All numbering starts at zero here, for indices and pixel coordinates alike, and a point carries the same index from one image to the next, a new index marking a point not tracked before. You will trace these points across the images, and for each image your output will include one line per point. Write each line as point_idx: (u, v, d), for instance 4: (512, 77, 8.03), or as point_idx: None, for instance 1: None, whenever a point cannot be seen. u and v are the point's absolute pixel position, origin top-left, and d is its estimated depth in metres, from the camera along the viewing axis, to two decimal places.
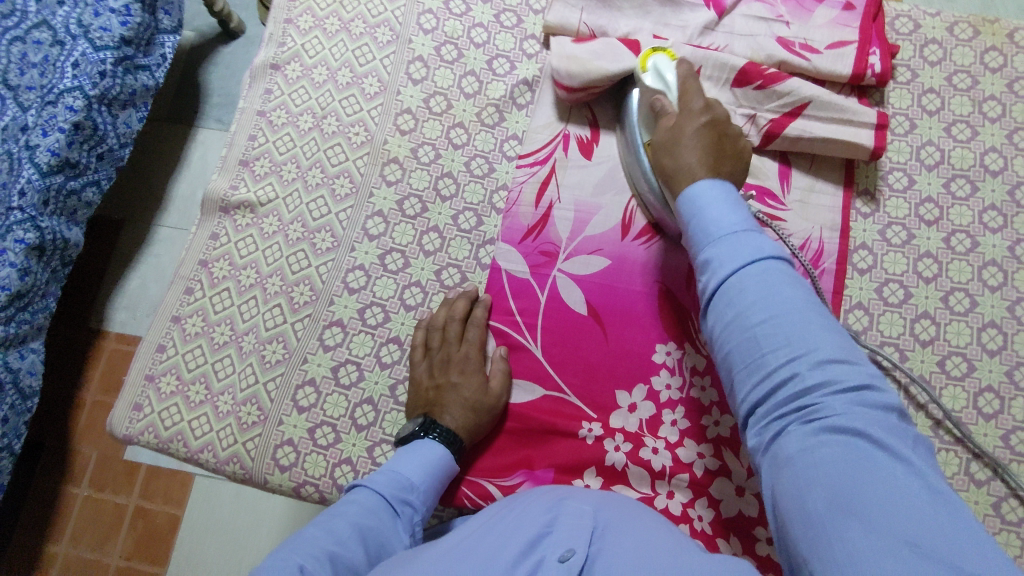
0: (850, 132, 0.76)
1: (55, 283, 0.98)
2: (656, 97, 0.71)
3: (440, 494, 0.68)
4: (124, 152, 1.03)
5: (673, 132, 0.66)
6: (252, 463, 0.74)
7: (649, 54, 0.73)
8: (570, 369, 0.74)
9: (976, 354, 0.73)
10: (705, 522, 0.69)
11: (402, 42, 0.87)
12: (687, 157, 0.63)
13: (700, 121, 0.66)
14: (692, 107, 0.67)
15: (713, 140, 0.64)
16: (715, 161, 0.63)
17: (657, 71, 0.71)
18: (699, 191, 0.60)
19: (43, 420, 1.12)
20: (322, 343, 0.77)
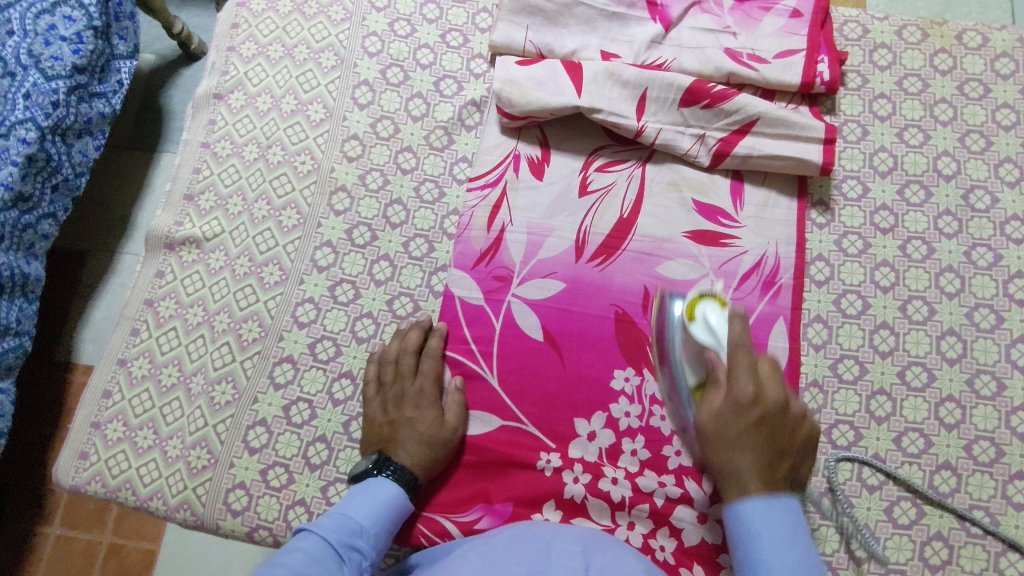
0: (799, 148, 0.75)
1: (29, 322, 0.96)
2: (707, 353, 0.66)
3: (391, 537, 0.66)
4: (79, 181, 1.00)
5: (718, 423, 0.63)
6: (204, 509, 0.72)
7: (694, 301, 0.68)
8: (528, 398, 0.73)
9: (936, 364, 0.72)
10: (667, 552, 0.68)
11: (347, 67, 0.86)
12: (739, 459, 0.62)
13: (746, 390, 0.63)
14: (739, 397, 0.63)
15: (765, 436, 0.62)
16: (766, 469, 0.61)
17: (707, 327, 0.66)
18: (754, 509, 0.59)
19: (12, 463, 1.09)
20: (273, 381, 0.75)
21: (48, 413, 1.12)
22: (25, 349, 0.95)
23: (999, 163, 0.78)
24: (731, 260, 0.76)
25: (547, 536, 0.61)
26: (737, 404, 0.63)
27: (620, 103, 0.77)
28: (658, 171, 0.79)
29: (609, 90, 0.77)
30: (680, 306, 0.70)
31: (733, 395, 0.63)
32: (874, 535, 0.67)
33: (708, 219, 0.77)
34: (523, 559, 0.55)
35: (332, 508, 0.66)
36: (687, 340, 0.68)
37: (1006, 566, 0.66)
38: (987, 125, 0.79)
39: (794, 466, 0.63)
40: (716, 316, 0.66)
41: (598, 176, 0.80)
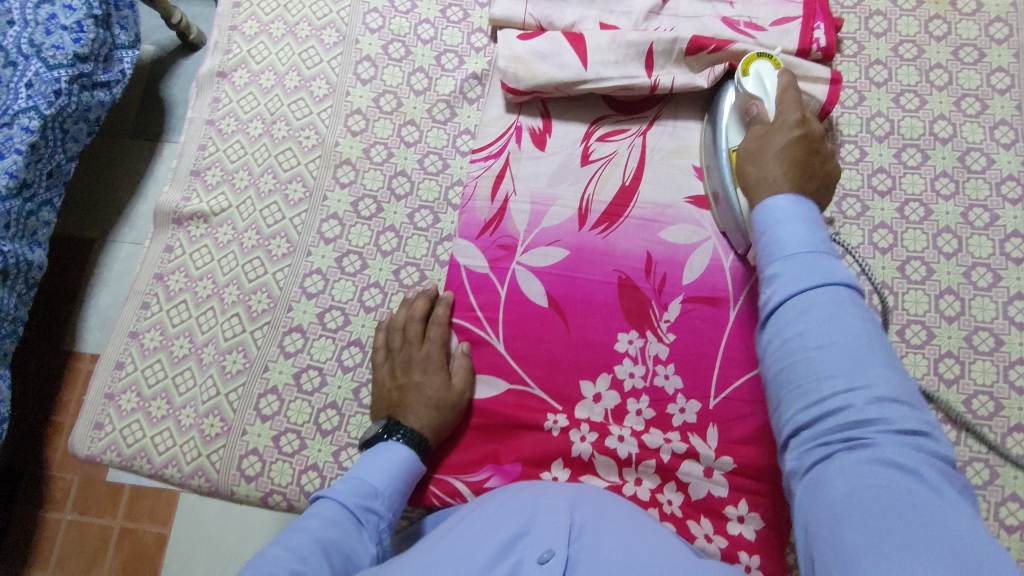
0: (806, 88, 0.76)
1: (23, 307, 0.97)
2: (750, 103, 0.70)
3: (407, 498, 0.67)
4: (72, 164, 1.01)
5: (761, 142, 0.65)
6: (218, 475, 0.73)
7: (752, 59, 0.72)
8: (534, 362, 0.74)
9: (935, 322, 0.73)
10: (674, 506, 0.69)
11: (349, 43, 0.87)
12: (768, 165, 0.62)
13: (790, 111, 0.66)
14: (784, 119, 0.65)
15: (803, 148, 0.63)
16: (799, 165, 0.61)
17: (758, 76, 0.71)
18: (778, 206, 0.53)
19: (20, 447, 1.11)
20: (283, 350, 0.76)
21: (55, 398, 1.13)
22: (16, 335, 0.97)
23: (994, 126, 0.79)
24: None
25: (539, 493, 0.62)
26: (775, 124, 0.66)
27: (627, 63, 0.78)
28: (659, 139, 0.80)
29: (615, 52, 0.78)
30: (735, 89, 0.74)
31: (772, 120, 0.66)
32: None
33: None
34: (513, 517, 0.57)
35: (348, 471, 0.67)
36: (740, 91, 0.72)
37: (1005, 516, 0.67)
38: (982, 89, 0.80)
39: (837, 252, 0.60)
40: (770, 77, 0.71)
41: (600, 146, 0.81)
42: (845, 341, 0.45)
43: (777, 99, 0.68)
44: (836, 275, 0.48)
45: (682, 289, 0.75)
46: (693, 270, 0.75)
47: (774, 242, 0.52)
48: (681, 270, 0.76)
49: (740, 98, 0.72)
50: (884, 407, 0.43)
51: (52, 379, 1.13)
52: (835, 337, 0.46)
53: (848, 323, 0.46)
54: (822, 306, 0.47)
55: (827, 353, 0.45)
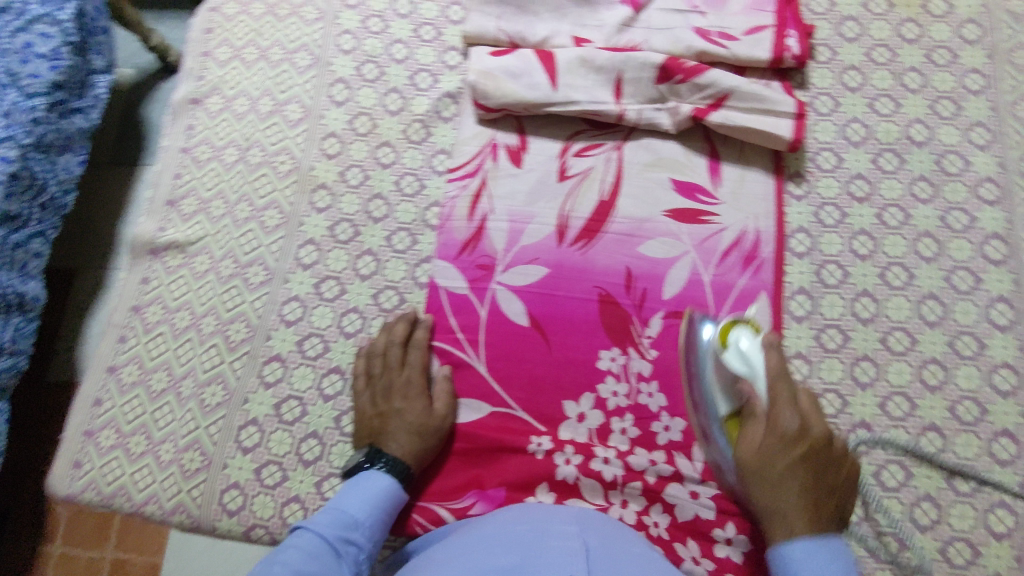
0: (770, 122, 0.76)
1: (25, 342, 0.95)
2: (739, 381, 0.64)
3: (387, 529, 0.66)
4: (66, 198, 1.00)
5: (763, 458, 0.60)
6: (199, 510, 0.72)
7: (727, 327, 0.66)
8: (516, 383, 0.73)
9: (917, 328, 0.73)
10: (661, 529, 0.68)
11: (322, 65, 0.86)
12: (785, 504, 0.58)
13: (792, 416, 0.60)
14: (786, 429, 0.60)
15: (809, 462, 0.59)
16: (811, 501, 0.58)
17: (742, 356, 0.64)
18: (807, 552, 0.56)
19: (11, 485, 1.10)
20: (262, 380, 0.75)
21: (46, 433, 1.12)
22: (17, 367, 0.95)
23: (970, 127, 0.79)
24: (711, 236, 0.76)
25: (542, 519, 0.61)
26: (784, 442, 0.60)
27: (597, 89, 0.78)
28: (635, 153, 0.80)
29: (584, 77, 0.78)
30: (711, 330, 0.68)
31: (780, 436, 0.60)
32: (864, 500, 0.68)
33: (686, 197, 0.78)
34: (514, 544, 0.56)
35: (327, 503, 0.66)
36: (717, 364, 0.65)
37: (994, 524, 0.67)
38: (957, 90, 0.80)
39: (839, 504, 0.60)
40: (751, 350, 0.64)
41: (576, 162, 0.80)
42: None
43: (770, 383, 0.62)
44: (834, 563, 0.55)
45: (662, 304, 0.75)
46: (673, 284, 0.75)
47: None
48: (661, 285, 0.75)
49: (720, 369, 0.65)
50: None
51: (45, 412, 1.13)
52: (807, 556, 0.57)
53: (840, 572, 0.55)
54: (815, 559, 0.55)
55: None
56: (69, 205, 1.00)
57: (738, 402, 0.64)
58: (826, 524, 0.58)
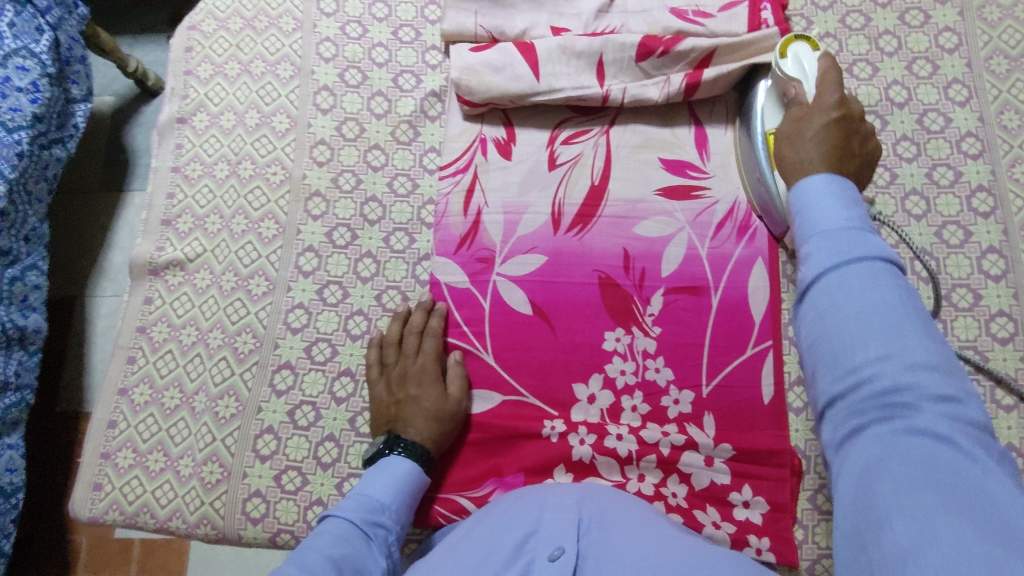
0: (763, 68, 0.77)
1: (29, 374, 0.96)
2: (790, 86, 0.70)
3: (413, 509, 0.68)
4: (44, 227, 1.01)
5: (797, 125, 0.64)
6: (223, 521, 0.73)
7: (790, 41, 0.71)
8: (524, 371, 0.74)
9: (913, 284, 0.74)
10: (680, 498, 0.69)
11: (304, 74, 0.87)
12: (805, 154, 0.61)
13: (825, 93, 0.64)
14: (825, 102, 0.64)
15: (840, 127, 0.62)
16: (840, 151, 0.61)
17: (795, 61, 0.70)
18: (847, 277, 0.43)
19: (35, 517, 1.10)
20: (274, 389, 0.76)
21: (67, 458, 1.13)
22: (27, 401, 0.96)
23: (948, 85, 0.80)
24: (704, 211, 0.78)
25: (545, 492, 0.62)
26: (824, 108, 0.64)
27: (579, 75, 0.79)
28: (623, 136, 0.81)
29: (565, 65, 0.79)
30: (767, 83, 0.75)
31: (798, 119, 0.65)
32: None
33: (677, 173, 0.79)
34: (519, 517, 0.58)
35: (353, 489, 0.68)
36: (778, 77, 0.71)
37: None
38: (932, 50, 0.82)
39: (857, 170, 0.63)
40: (805, 58, 0.69)
41: (565, 149, 0.81)
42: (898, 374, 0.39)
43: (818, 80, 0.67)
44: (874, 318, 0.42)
45: (662, 281, 0.76)
46: (671, 261, 0.76)
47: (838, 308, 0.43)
48: (659, 263, 0.76)
49: (776, 85, 0.72)
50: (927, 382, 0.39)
51: (62, 443, 1.13)
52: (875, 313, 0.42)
53: (886, 298, 0.42)
54: (859, 281, 0.43)
55: (863, 331, 0.42)
56: (47, 233, 1.01)
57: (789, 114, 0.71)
58: (844, 166, 0.60)
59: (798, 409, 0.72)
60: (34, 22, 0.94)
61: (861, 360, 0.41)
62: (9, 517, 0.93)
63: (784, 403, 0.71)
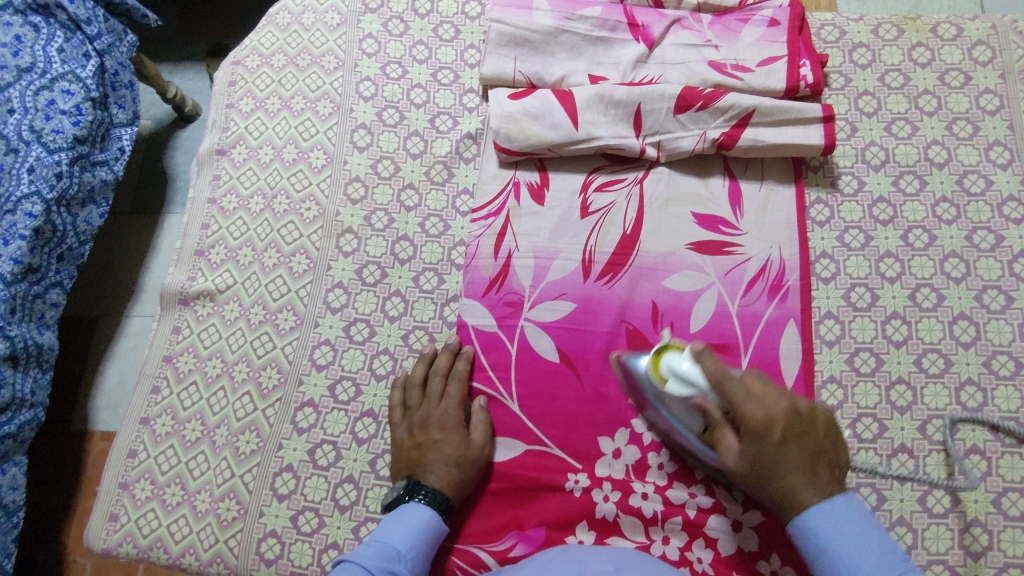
0: (800, 133, 0.77)
1: (43, 392, 0.97)
2: (694, 401, 0.64)
3: (432, 557, 0.66)
4: (84, 248, 1.02)
5: (759, 463, 0.61)
6: (237, 560, 0.71)
7: (658, 357, 0.67)
8: (549, 421, 0.73)
9: (951, 349, 0.72)
10: (705, 564, 0.67)
11: (343, 112, 0.88)
12: (791, 478, 0.60)
13: (760, 410, 0.60)
14: (755, 429, 0.61)
15: (792, 436, 0.61)
16: (813, 466, 0.61)
17: (681, 379, 0.64)
18: (823, 511, 0.59)
19: (36, 538, 1.10)
20: (296, 426, 0.75)
21: (80, 473, 1.12)
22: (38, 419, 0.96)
23: (989, 147, 0.79)
24: (735, 267, 0.77)
25: (581, 557, 0.61)
26: (758, 437, 0.61)
27: (618, 123, 0.79)
28: (657, 187, 0.81)
29: (603, 113, 0.79)
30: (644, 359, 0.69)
31: (753, 432, 0.61)
32: (910, 527, 0.67)
33: (709, 229, 0.79)
34: None
35: (372, 535, 0.68)
36: (667, 398, 0.67)
37: None
38: (973, 111, 0.81)
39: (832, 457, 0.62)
40: (683, 362, 0.64)
41: (598, 197, 0.81)
42: (878, 558, 0.56)
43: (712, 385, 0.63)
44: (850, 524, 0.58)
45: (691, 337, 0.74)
46: (701, 316, 0.75)
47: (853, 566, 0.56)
48: (689, 317, 0.75)
49: (676, 403, 0.66)
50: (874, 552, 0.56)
51: (71, 462, 1.13)
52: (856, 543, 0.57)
53: (863, 528, 0.58)
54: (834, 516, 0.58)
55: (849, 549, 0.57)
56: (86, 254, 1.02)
57: (704, 424, 0.65)
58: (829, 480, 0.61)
59: None
60: (82, 49, 0.97)
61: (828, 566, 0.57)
62: (10, 536, 0.92)
63: None
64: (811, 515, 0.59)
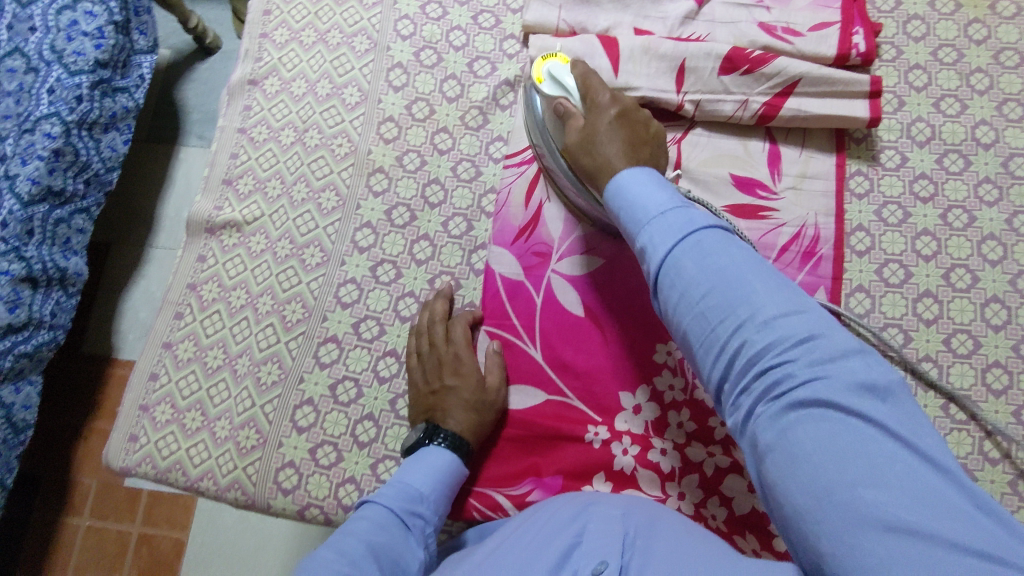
0: (845, 106, 0.76)
1: (65, 315, 0.97)
2: (558, 104, 0.70)
3: (452, 499, 0.67)
4: (110, 175, 1.02)
5: (587, 133, 0.66)
6: (255, 488, 0.72)
7: (544, 61, 0.72)
8: (572, 372, 0.73)
9: (981, 331, 0.72)
10: (719, 521, 0.68)
11: (380, 50, 0.86)
12: (611, 154, 0.63)
13: (606, 94, 0.67)
14: (599, 102, 0.67)
15: (626, 120, 0.66)
16: (636, 145, 0.65)
17: (556, 82, 0.71)
18: (632, 177, 0.58)
19: (39, 455, 1.10)
20: (318, 360, 0.75)
21: (92, 397, 1.13)
22: (59, 340, 0.96)
23: None
24: (770, 232, 0.76)
25: (591, 500, 0.61)
26: (597, 113, 0.66)
27: (659, 78, 0.77)
28: (695, 147, 0.79)
29: (646, 65, 0.77)
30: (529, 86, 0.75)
31: (596, 108, 0.67)
32: None
33: (746, 192, 0.77)
34: (562, 529, 0.56)
35: (395, 473, 0.68)
36: (542, 102, 0.72)
37: None
38: None
39: (654, 152, 0.67)
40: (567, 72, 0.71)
41: None
42: (680, 214, 0.54)
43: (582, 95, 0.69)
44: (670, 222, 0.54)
45: None
46: None
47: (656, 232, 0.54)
48: None
49: (546, 109, 0.72)
50: (808, 348, 0.46)
51: (84, 386, 1.13)
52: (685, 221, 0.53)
53: (671, 190, 0.57)
54: (645, 183, 0.57)
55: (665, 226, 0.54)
56: (112, 181, 1.02)
57: (563, 131, 0.70)
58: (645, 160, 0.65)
59: None
60: None
61: (651, 238, 0.54)
62: (14, 453, 0.92)
63: None
64: (620, 176, 0.59)
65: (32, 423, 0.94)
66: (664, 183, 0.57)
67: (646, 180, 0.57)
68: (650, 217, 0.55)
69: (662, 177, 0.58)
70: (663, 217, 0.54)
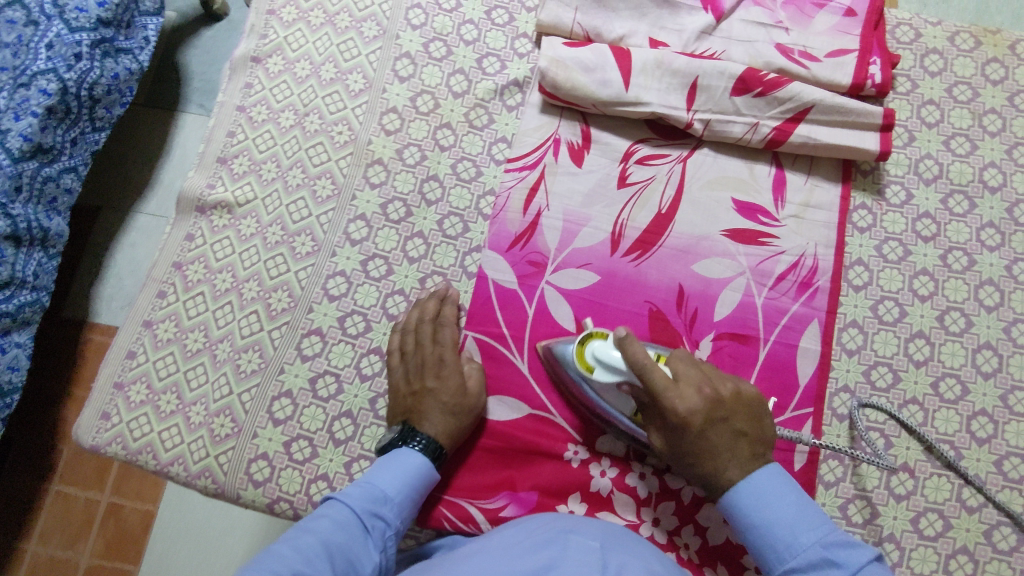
0: (855, 136, 0.75)
1: (47, 277, 0.94)
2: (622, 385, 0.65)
3: (418, 505, 0.66)
4: (99, 135, 0.98)
5: (687, 449, 0.62)
6: (225, 477, 0.71)
7: (583, 348, 0.67)
8: (556, 389, 0.72)
9: (970, 377, 0.72)
10: (691, 550, 0.67)
11: (389, 38, 0.84)
12: (722, 462, 0.61)
13: (677, 395, 0.61)
14: (677, 411, 0.61)
15: (716, 419, 0.61)
16: (738, 444, 0.61)
17: (607, 367, 0.64)
18: (748, 487, 0.60)
19: (28, 418, 1.08)
20: (300, 352, 0.74)
21: (72, 363, 1.10)
22: (42, 303, 0.94)
23: None
24: (768, 260, 0.75)
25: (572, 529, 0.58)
26: (677, 427, 0.61)
27: (670, 93, 0.76)
28: (700, 167, 0.78)
29: (658, 80, 0.76)
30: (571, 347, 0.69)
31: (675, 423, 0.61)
32: (899, 545, 0.67)
33: (747, 217, 0.76)
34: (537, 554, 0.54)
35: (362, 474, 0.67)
36: (599, 385, 0.67)
37: None
38: None
39: (756, 422, 0.63)
40: (611, 351, 0.64)
41: (638, 169, 0.78)
42: (792, 516, 0.58)
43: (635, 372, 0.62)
44: (776, 502, 0.59)
45: (713, 325, 0.73)
46: (726, 305, 0.74)
47: (778, 539, 0.58)
48: (713, 305, 0.74)
49: (608, 390, 0.67)
50: None
51: (65, 350, 1.10)
52: (777, 488, 0.59)
53: (795, 498, 0.59)
54: (763, 484, 0.60)
55: (780, 519, 0.58)
56: (100, 142, 0.98)
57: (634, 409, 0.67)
58: (751, 456, 0.61)
59: (830, 484, 0.69)
60: None
61: (780, 550, 0.58)
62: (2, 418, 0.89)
63: (815, 473, 0.69)
64: (735, 492, 0.60)
65: (19, 387, 0.91)
66: (786, 489, 0.59)
67: (764, 490, 0.59)
68: (781, 550, 0.57)
69: (782, 477, 0.60)
70: (796, 551, 0.57)
